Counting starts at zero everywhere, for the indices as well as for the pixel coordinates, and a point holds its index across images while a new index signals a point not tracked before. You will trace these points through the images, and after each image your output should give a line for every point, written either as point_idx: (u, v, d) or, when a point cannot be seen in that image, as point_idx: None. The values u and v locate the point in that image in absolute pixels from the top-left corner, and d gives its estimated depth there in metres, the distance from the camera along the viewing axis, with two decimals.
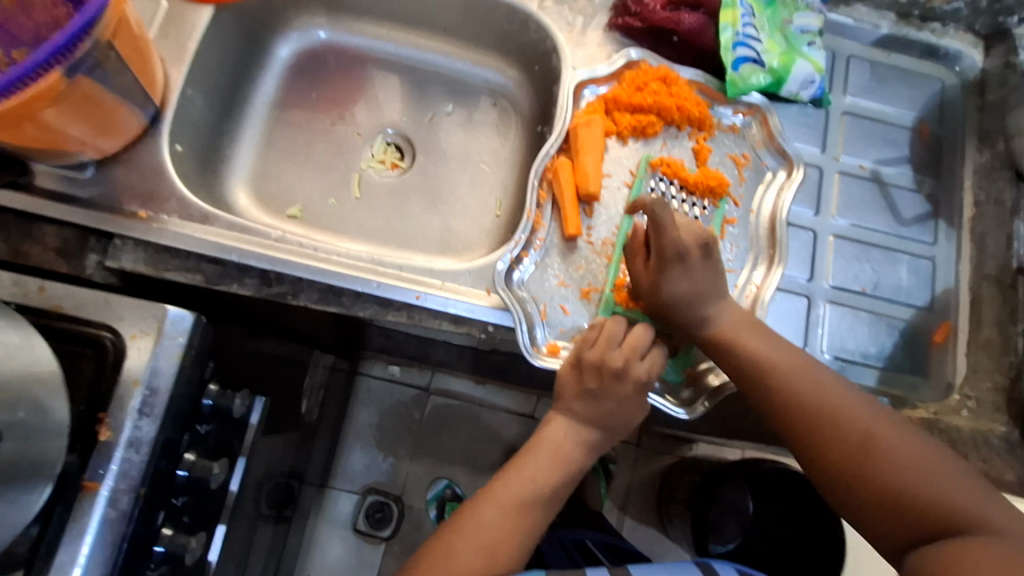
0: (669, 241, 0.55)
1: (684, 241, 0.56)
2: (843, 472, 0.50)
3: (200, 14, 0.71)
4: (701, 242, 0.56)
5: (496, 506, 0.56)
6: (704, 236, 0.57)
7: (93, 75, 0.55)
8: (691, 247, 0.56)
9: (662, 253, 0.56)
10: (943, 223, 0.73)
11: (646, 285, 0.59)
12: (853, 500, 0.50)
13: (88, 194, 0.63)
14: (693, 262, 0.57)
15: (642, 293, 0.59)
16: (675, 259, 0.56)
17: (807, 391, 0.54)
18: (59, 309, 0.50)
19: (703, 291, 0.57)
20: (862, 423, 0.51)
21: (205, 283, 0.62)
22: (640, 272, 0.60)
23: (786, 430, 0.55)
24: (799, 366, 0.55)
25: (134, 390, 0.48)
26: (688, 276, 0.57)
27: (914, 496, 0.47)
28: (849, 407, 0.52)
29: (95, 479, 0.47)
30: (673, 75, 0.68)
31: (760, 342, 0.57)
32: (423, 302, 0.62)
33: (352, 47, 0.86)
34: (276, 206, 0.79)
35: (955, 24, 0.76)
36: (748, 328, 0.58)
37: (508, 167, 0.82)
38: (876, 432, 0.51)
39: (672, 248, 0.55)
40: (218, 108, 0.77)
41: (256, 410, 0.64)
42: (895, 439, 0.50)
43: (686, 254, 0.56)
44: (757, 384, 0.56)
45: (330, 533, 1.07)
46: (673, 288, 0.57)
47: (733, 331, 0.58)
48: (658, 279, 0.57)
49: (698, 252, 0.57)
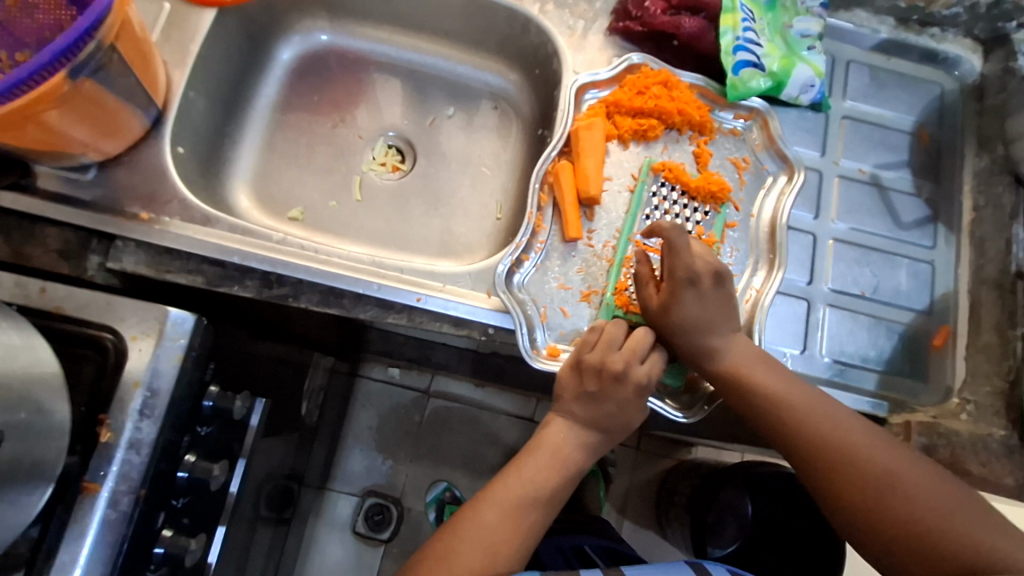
0: (682, 264, 0.56)
1: (696, 265, 0.56)
2: (865, 510, 0.51)
3: (203, 17, 0.71)
4: (713, 268, 0.57)
5: (496, 507, 0.56)
6: (716, 263, 0.58)
7: (96, 78, 0.55)
8: (703, 273, 0.57)
9: (674, 275, 0.57)
10: (943, 227, 0.73)
11: (656, 308, 0.59)
12: (874, 539, 0.51)
13: (89, 196, 0.63)
14: (705, 288, 0.57)
15: (652, 318, 0.60)
16: (687, 283, 0.56)
17: (823, 429, 0.55)
18: (60, 311, 0.50)
19: (712, 318, 0.58)
20: (880, 461, 0.52)
21: (206, 285, 0.62)
22: (651, 296, 0.60)
23: (807, 468, 0.55)
24: (814, 401, 0.56)
25: (135, 392, 0.49)
26: (699, 301, 0.57)
27: (936, 534, 0.49)
28: (866, 444, 0.53)
29: (95, 480, 0.47)
30: (674, 79, 0.68)
31: (775, 378, 0.57)
32: (424, 304, 0.62)
33: (354, 51, 0.86)
34: (277, 208, 0.79)
35: (955, 29, 0.77)
36: (760, 363, 0.58)
37: (509, 170, 0.82)
38: (894, 471, 0.52)
39: (684, 271, 0.56)
40: (220, 111, 0.77)
41: (256, 412, 0.64)
42: (913, 477, 0.51)
43: (697, 279, 0.57)
44: (775, 421, 0.56)
45: (329, 536, 1.07)
46: (683, 311, 0.57)
47: (744, 366, 0.58)
48: (669, 303, 0.57)
49: (710, 279, 0.57)
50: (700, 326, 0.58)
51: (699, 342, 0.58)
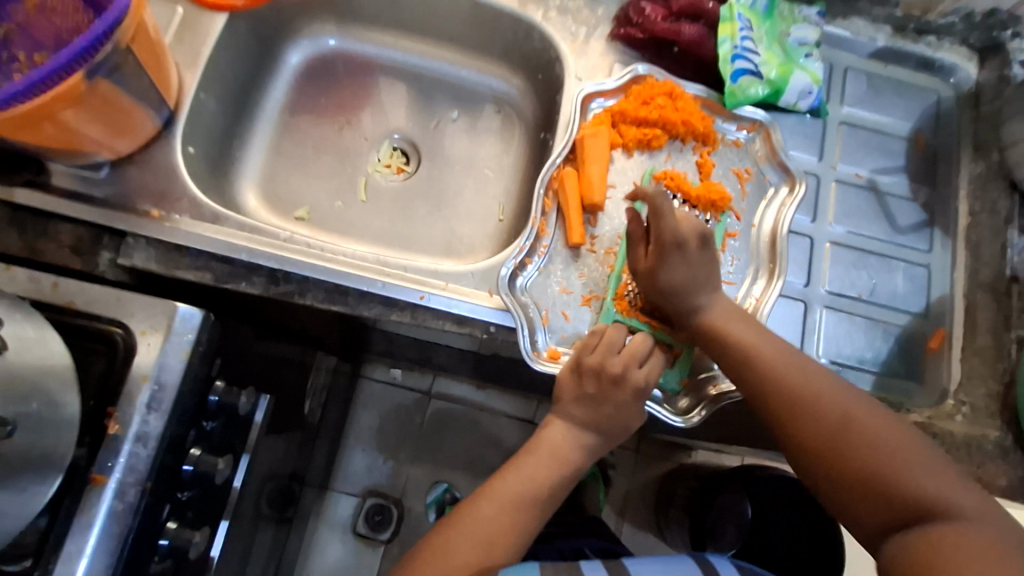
0: (669, 230, 0.57)
1: (683, 230, 0.57)
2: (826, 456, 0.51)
3: (215, 20, 0.73)
4: (699, 231, 0.58)
5: (495, 504, 0.57)
6: (703, 227, 0.58)
7: (111, 78, 0.56)
8: (689, 237, 0.58)
9: (661, 241, 0.58)
10: (939, 231, 0.74)
11: (645, 270, 0.60)
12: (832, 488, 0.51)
13: (101, 193, 0.64)
14: (692, 252, 0.58)
15: (641, 281, 0.60)
16: (674, 246, 0.57)
17: (792, 374, 0.55)
18: (72, 306, 0.51)
19: (698, 279, 0.58)
20: (838, 409, 0.52)
21: (214, 282, 0.63)
22: (640, 258, 0.60)
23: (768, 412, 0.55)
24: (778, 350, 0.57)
25: (143, 385, 0.50)
26: (687, 264, 0.58)
27: (888, 477, 0.48)
28: (829, 393, 0.53)
29: (103, 472, 0.48)
30: (679, 90, 0.70)
31: (742, 328, 0.58)
32: (427, 302, 0.64)
33: (361, 55, 0.88)
34: (283, 208, 0.81)
35: (950, 38, 0.78)
36: (739, 320, 0.59)
37: (511, 174, 0.84)
38: (853, 414, 0.52)
39: (671, 235, 0.57)
40: (230, 112, 0.79)
41: (260, 408, 0.66)
42: (871, 423, 0.51)
43: (684, 244, 0.58)
44: (739, 366, 0.57)
45: (330, 535, 1.08)
46: (670, 276, 0.58)
47: (724, 321, 0.58)
48: (657, 265, 0.58)
49: (697, 242, 0.58)
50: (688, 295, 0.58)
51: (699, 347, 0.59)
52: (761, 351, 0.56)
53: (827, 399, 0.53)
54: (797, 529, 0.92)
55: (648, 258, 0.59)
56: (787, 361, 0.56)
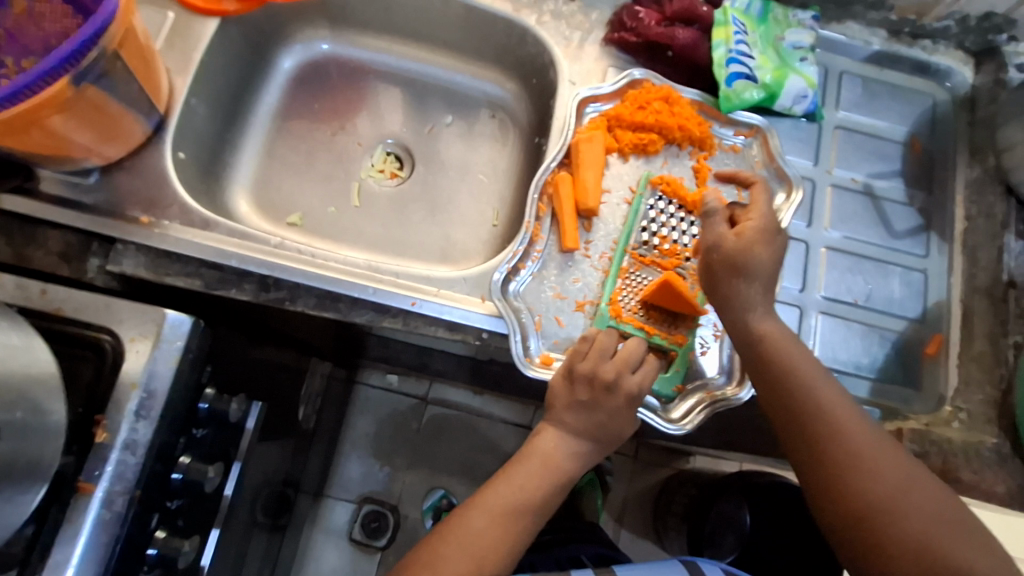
0: (770, 213, 0.57)
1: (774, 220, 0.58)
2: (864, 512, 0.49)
3: (206, 25, 0.73)
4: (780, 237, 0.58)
5: (485, 515, 0.57)
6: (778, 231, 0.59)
7: (99, 83, 0.56)
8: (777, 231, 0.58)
9: (761, 219, 0.56)
10: (935, 236, 0.74)
11: (731, 244, 0.55)
12: (854, 542, 0.50)
13: (90, 200, 0.64)
14: (779, 244, 0.57)
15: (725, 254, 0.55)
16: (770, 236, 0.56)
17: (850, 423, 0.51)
18: (59, 312, 0.51)
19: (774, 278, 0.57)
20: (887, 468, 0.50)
21: (204, 288, 0.63)
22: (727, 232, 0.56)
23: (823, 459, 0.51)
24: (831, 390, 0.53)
25: (132, 393, 0.49)
26: (774, 254, 0.56)
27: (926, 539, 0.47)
28: (880, 446, 0.51)
29: (90, 481, 0.47)
30: (675, 95, 0.69)
31: (803, 363, 0.54)
32: (419, 308, 0.63)
33: (354, 59, 0.88)
34: (276, 214, 0.80)
35: (945, 42, 0.78)
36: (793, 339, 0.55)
37: (505, 179, 0.83)
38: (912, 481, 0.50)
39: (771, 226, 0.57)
40: (222, 117, 0.78)
41: (252, 416, 0.65)
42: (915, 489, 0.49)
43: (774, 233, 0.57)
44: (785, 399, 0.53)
45: (325, 543, 1.07)
46: (764, 257, 0.55)
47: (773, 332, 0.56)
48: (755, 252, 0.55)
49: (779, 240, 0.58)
50: (765, 280, 0.55)
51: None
52: (817, 387, 0.53)
53: (875, 453, 0.51)
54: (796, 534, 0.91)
55: (743, 232, 0.55)
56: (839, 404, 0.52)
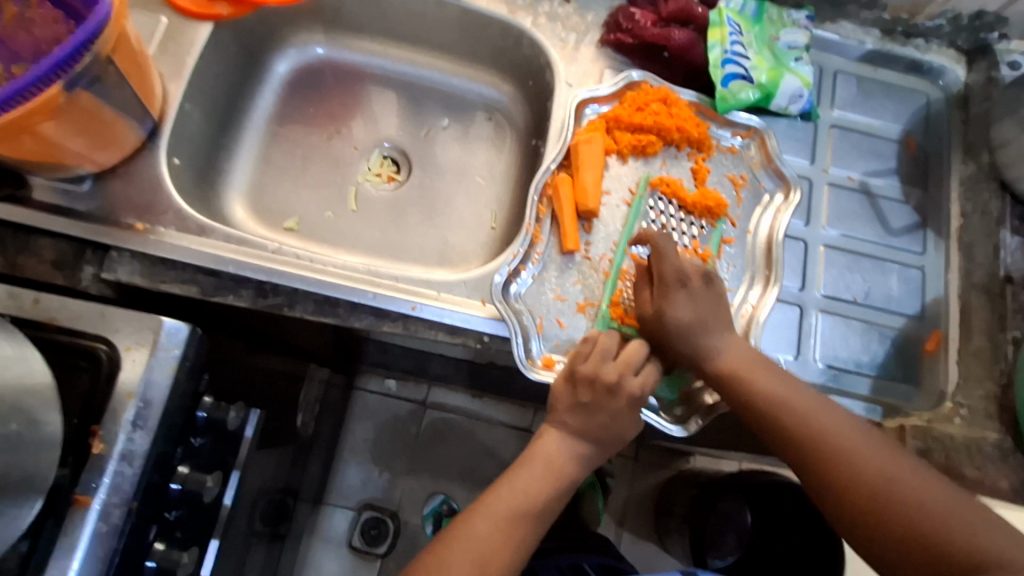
0: (670, 266, 0.59)
1: (685, 267, 0.59)
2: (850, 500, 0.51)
3: (199, 30, 0.72)
4: (701, 272, 0.59)
5: (489, 519, 0.56)
6: (705, 268, 0.60)
7: (92, 89, 0.55)
8: (692, 275, 0.59)
9: (663, 278, 0.59)
10: (932, 233, 0.74)
11: (650, 313, 0.60)
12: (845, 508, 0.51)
13: (83, 207, 0.63)
14: (695, 289, 0.58)
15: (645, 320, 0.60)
16: (676, 284, 0.58)
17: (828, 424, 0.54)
18: (53, 322, 0.50)
19: (705, 320, 0.58)
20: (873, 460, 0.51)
21: (201, 295, 0.62)
22: (646, 300, 0.60)
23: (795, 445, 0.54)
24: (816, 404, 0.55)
25: (128, 403, 0.48)
26: (690, 300, 0.58)
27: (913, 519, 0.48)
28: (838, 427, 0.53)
29: (87, 493, 0.46)
30: (673, 96, 0.69)
31: (774, 379, 0.56)
32: (419, 312, 0.63)
33: (349, 63, 0.87)
34: (273, 219, 0.79)
35: (938, 40, 0.79)
36: (745, 344, 0.57)
37: (503, 181, 0.83)
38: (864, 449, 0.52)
39: (672, 273, 0.58)
40: (216, 122, 0.78)
41: (250, 424, 0.63)
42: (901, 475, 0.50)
43: (687, 281, 0.59)
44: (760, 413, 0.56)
45: (325, 552, 1.06)
46: (676, 314, 0.57)
47: (727, 340, 0.57)
48: (661, 306, 0.58)
49: (699, 280, 0.59)
50: (707, 310, 0.58)
51: (703, 358, 0.58)
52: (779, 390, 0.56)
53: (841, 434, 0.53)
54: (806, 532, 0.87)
55: (654, 300, 0.59)
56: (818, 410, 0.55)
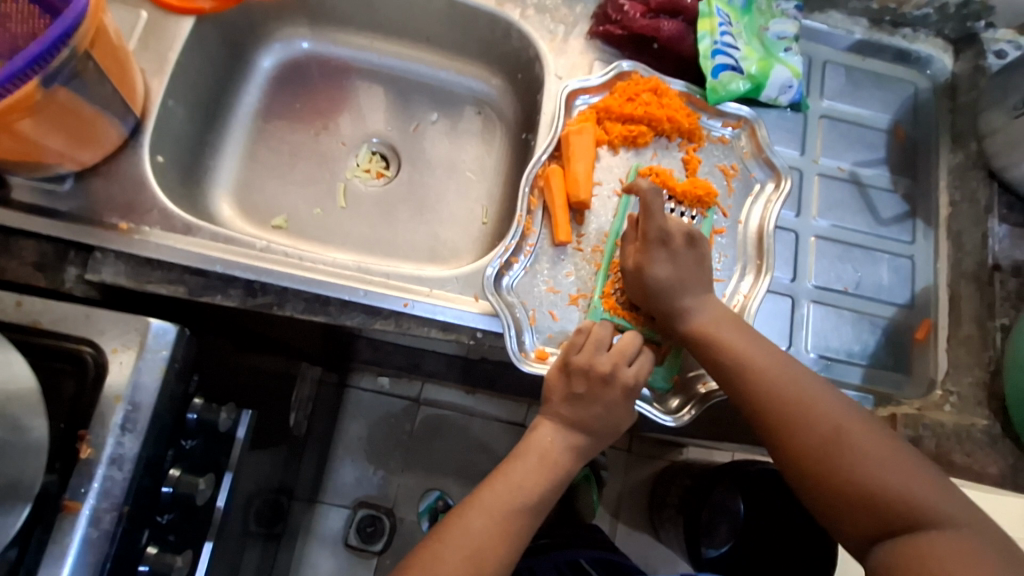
0: (654, 224, 0.57)
1: (669, 226, 0.58)
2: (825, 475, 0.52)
3: (181, 24, 0.71)
4: (685, 231, 0.58)
5: (484, 515, 0.55)
6: (690, 227, 0.59)
7: (71, 86, 0.54)
8: (675, 233, 0.58)
9: (646, 235, 0.58)
10: (921, 222, 0.75)
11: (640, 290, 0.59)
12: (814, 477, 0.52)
13: (65, 207, 0.62)
14: (677, 248, 0.58)
15: (629, 278, 0.60)
16: (659, 242, 0.58)
17: (852, 428, 0.52)
18: (37, 325, 0.49)
19: (685, 280, 0.58)
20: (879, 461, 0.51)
21: (188, 295, 0.61)
22: (629, 254, 0.60)
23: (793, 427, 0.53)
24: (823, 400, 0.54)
25: (116, 406, 0.47)
26: (671, 260, 0.58)
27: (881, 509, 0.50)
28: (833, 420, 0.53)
29: (76, 498, 0.45)
30: (663, 86, 0.69)
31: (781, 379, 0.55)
32: (411, 309, 0.62)
33: (335, 57, 0.86)
34: (260, 217, 0.78)
35: (926, 30, 0.79)
36: (735, 330, 0.57)
37: (493, 175, 0.83)
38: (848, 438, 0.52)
39: (655, 231, 0.57)
40: (200, 119, 0.76)
41: (242, 424, 0.63)
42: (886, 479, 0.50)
43: (670, 240, 0.58)
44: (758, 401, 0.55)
45: (321, 550, 1.05)
46: (667, 300, 0.57)
47: (715, 326, 0.57)
48: (642, 262, 0.58)
49: (682, 239, 0.58)
50: (700, 297, 0.58)
51: (699, 350, 0.57)
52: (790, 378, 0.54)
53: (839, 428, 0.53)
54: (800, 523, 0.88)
55: (635, 255, 0.59)
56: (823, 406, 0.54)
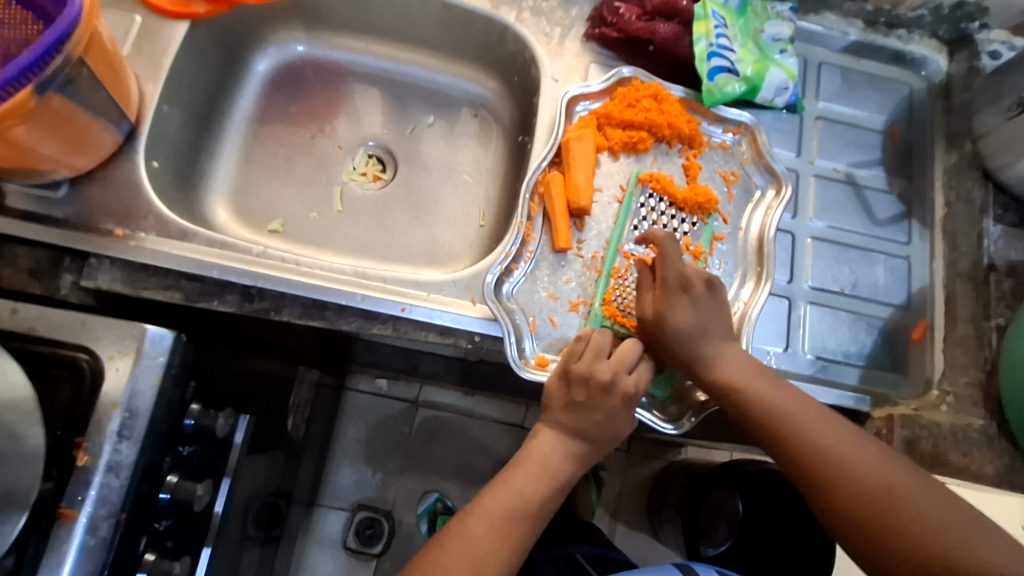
0: (674, 271, 0.58)
1: (687, 271, 0.58)
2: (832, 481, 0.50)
3: (175, 28, 0.70)
4: (704, 278, 0.59)
5: (484, 520, 0.56)
6: (708, 274, 0.59)
7: (64, 92, 0.53)
8: (695, 280, 0.58)
9: (667, 281, 0.58)
10: (917, 223, 0.75)
11: (642, 287, 0.59)
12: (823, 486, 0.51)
13: (60, 214, 0.61)
14: (698, 294, 0.58)
15: (646, 326, 0.59)
16: (678, 289, 0.58)
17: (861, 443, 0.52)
18: (33, 332, 0.48)
19: (705, 326, 0.58)
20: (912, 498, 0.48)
21: (184, 301, 0.61)
22: (646, 302, 0.59)
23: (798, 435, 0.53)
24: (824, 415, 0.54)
25: (113, 413, 0.47)
26: (681, 276, 0.58)
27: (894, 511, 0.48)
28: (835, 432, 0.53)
29: (72, 506, 0.45)
30: (664, 92, 0.69)
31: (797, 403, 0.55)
32: (408, 314, 0.62)
33: (331, 60, 0.86)
34: (256, 221, 0.78)
35: (920, 31, 0.79)
36: (734, 331, 0.58)
37: (490, 177, 0.82)
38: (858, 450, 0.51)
39: (676, 278, 0.58)
40: (196, 123, 0.76)
41: (240, 430, 0.62)
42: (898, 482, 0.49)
43: (689, 286, 0.58)
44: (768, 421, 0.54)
45: (320, 553, 1.05)
46: (669, 294, 0.57)
47: (716, 329, 0.57)
48: (664, 309, 0.57)
49: (702, 285, 0.59)
50: (701, 297, 0.58)
51: (700, 356, 0.57)
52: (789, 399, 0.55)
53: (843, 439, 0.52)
54: (799, 520, 0.89)
55: (656, 302, 0.58)
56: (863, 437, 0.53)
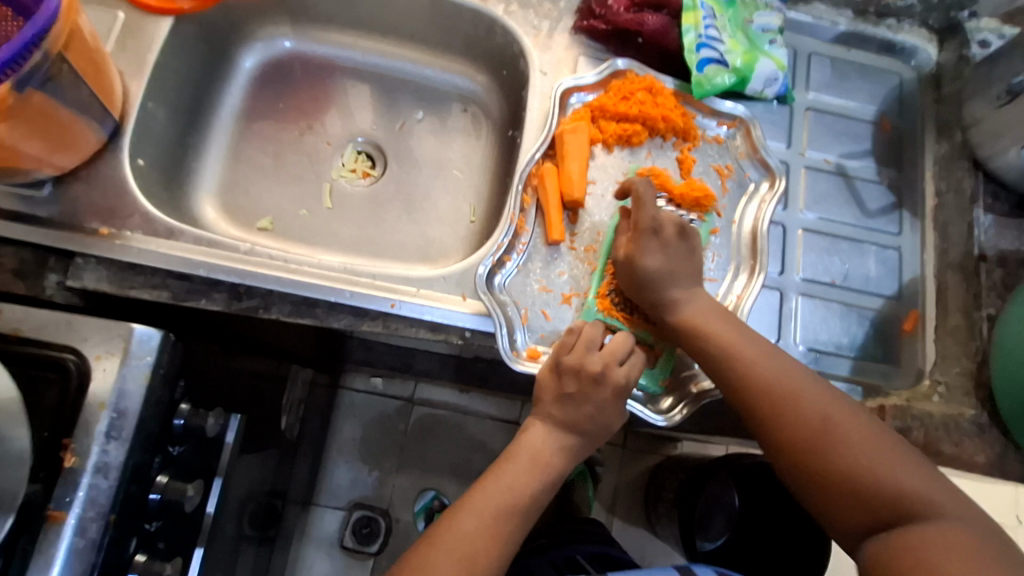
0: (646, 214, 0.58)
1: (661, 216, 0.59)
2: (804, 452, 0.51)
3: (160, 25, 0.70)
4: (678, 223, 0.59)
5: (475, 516, 0.55)
6: (682, 220, 0.59)
7: (45, 90, 0.53)
8: (667, 224, 0.58)
9: (638, 225, 0.59)
10: (907, 213, 0.75)
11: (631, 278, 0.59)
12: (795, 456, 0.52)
13: (44, 213, 0.61)
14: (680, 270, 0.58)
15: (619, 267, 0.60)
16: (650, 232, 0.58)
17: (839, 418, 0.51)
18: (18, 333, 0.48)
19: (675, 271, 0.58)
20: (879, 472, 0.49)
21: (171, 300, 0.60)
22: (622, 245, 0.61)
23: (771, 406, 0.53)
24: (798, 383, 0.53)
25: (100, 414, 0.46)
26: (667, 263, 0.58)
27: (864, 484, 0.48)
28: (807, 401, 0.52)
29: (61, 508, 0.44)
30: (658, 85, 0.69)
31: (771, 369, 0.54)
32: (398, 310, 0.62)
33: (318, 56, 0.85)
34: (245, 219, 0.78)
35: (910, 20, 0.79)
36: (721, 320, 0.57)
37: (480, 172, 0.82)
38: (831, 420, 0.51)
39: (648, 221, 0.58)
40: (182, 120, 0.75)
41: (232, 428, 0.61)
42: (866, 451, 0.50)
43: (660, 230, 0.58)
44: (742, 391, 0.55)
45: (317, 552, 1.05)
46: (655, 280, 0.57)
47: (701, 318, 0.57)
48: (634, 251, 0.58)
49: (674, 230, 0.59)
50: (687, 289, 0.58)
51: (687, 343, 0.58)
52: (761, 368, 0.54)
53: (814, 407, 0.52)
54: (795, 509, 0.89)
55: (628, 246, 0.59)
56: (899, 463, 0.49)
